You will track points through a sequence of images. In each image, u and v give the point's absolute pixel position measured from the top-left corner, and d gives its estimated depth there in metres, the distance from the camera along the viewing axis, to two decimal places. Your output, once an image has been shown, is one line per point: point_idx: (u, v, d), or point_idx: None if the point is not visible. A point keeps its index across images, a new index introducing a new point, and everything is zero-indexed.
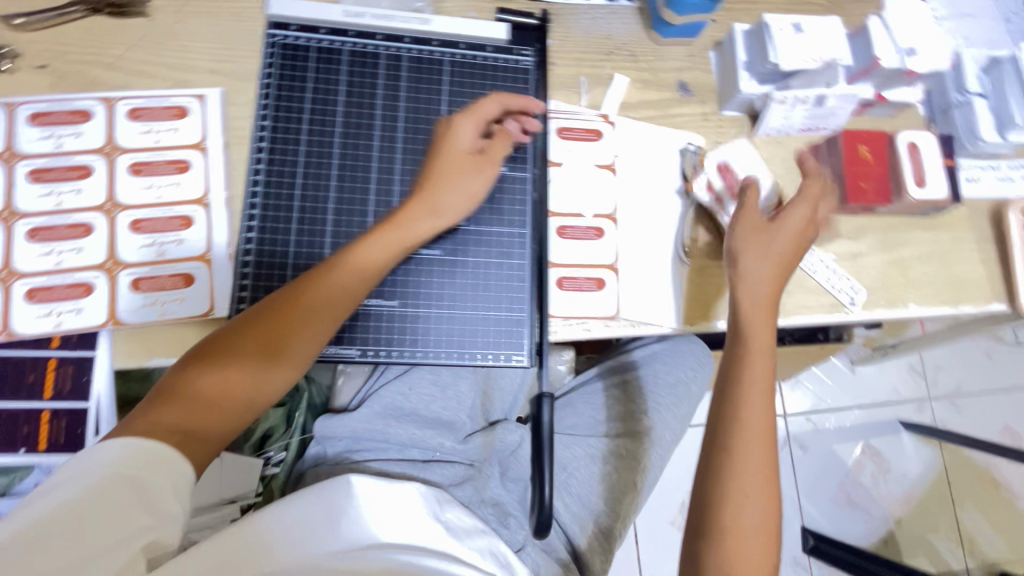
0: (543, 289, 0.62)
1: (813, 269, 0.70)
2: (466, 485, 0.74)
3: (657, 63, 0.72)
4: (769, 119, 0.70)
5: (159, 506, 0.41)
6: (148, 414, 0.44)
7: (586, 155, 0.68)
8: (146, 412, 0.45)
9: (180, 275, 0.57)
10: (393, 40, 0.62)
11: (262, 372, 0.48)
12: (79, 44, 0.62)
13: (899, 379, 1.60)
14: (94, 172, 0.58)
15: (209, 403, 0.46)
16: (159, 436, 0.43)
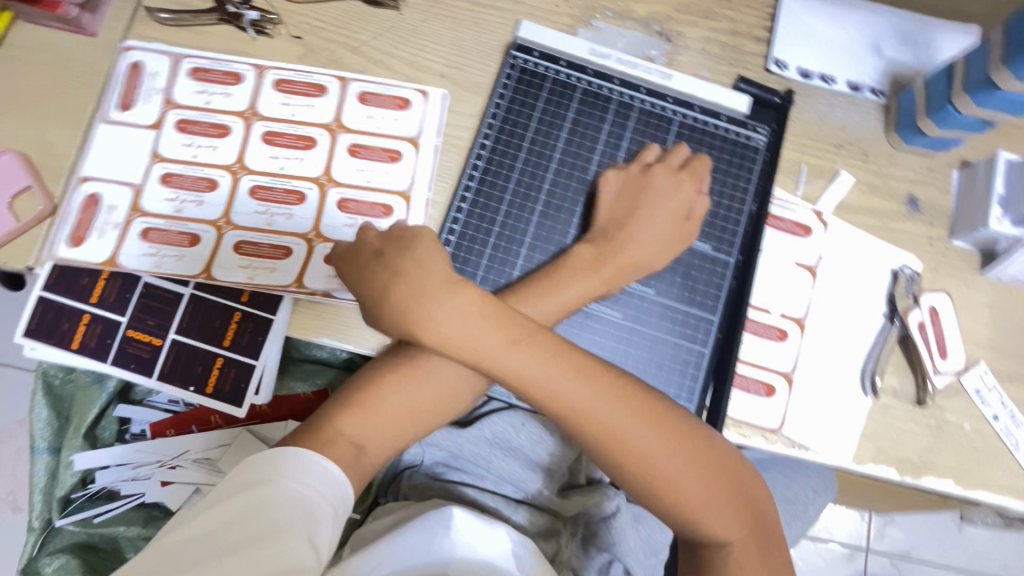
0: (721, 382, 0.59)
1: (1015, 444, 0.61)
2: (551, 539, 0.73)
3: (889, 168, 0.66)
4: (1009, 264, 0.61)
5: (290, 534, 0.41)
6: (336, 420, 0.50)
7: (789, 249, 0.63)
8: (335, 418, 0.50)
9: None
10: (630, 88, 0.63)
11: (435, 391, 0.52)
12: (333, 23, 0.65)
13: (1013, 556, 1.40)
14: (317, 145, 0.61)
15: (403, 413, 0.52)
16: (340, 446, 0.48)
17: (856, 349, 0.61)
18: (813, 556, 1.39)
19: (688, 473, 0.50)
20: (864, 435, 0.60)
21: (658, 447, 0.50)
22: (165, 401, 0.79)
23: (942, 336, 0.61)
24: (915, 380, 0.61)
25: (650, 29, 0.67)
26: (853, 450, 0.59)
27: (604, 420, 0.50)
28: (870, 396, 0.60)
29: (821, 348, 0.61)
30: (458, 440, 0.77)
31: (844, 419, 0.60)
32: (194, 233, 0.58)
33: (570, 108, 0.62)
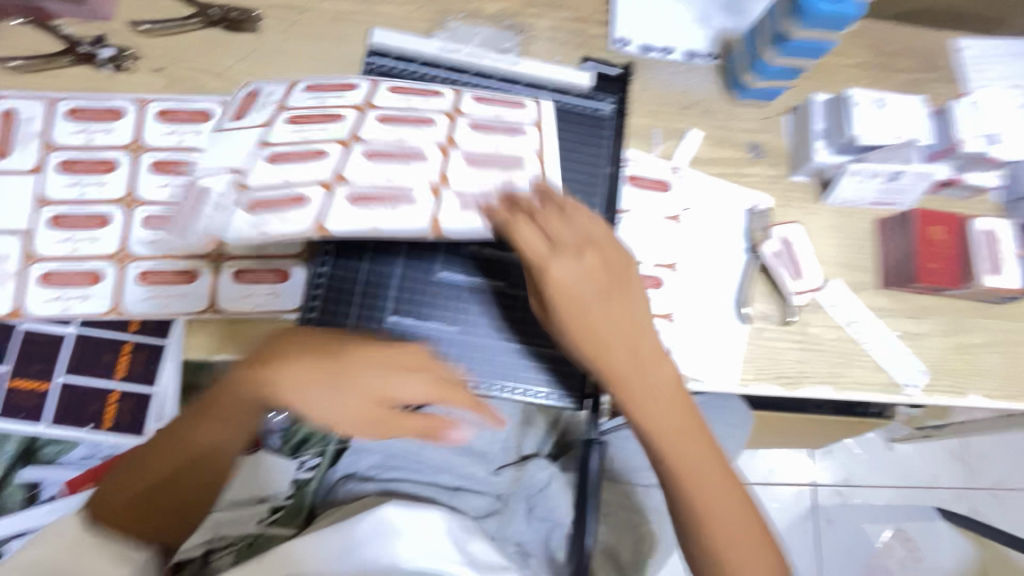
0: None
1: (873, 345, 0.68)
2: (491, 518, 0.76)
3: (730, 121, 0.74)
4: (839, 189, 0.70)
5: None
6: (187, 428, 0.51)
7: (653, 205, 0.69)
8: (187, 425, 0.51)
9: (276, 271, 0.60)
10: (482, 77, 0.66)
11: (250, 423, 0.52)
12: (194, 52, 0.67)
13: (938, 464, 1.53)
14: (208, 168, 0.62)
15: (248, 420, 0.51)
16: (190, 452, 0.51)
17: (726, 284, 0.68)
18: (765, 500, 1.47)
19: (704, 464, 0.53)
20: (745, 359, 0.66)
21: (685, 446, 0.52)
22: (79, 457, 0.76)
23: (796, 259, 0.68)
24: (779, 301, 0.68)
25: (502, 25, 0.73)
26: (736, 373, 0.65)
27: (672, 428, 0.52)
28: (743, 322, 0.67)
29: (693, 287, 0.68)
30: (389, 440, 0.77)
31: (725, 348, 0.66)
32: (93, 271, 0.57)
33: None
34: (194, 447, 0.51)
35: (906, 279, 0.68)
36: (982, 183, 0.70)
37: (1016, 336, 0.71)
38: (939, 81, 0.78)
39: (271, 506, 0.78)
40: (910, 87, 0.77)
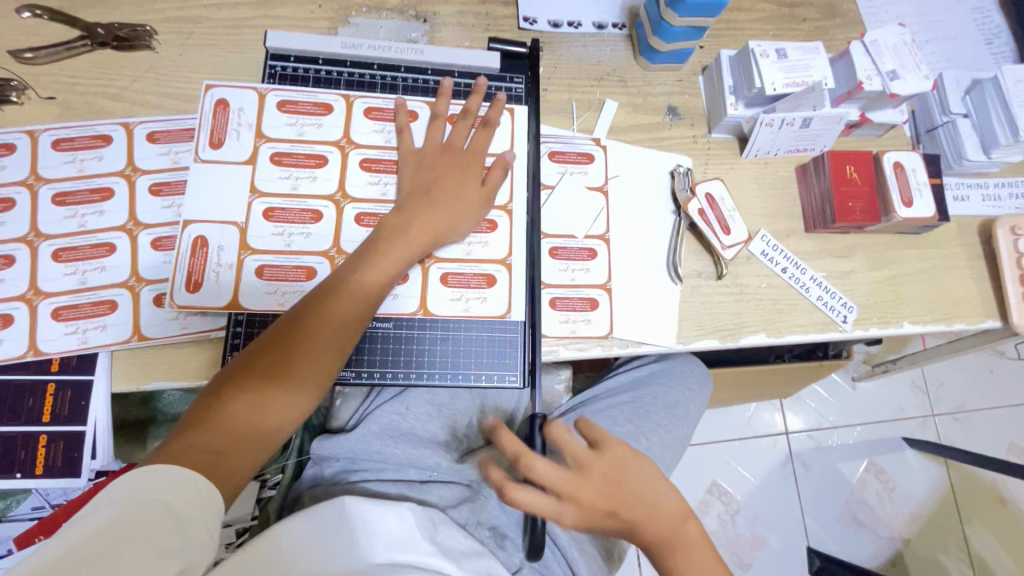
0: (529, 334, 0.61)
1: (805, 288, 0.70)
2: (462, 506, 0.74)
3: (645, 88, 0.74)
4: (756, 141, 0.71)
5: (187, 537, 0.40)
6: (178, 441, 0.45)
7: (576, 178, 0.69)
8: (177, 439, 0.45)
9: None
10: (390, 69, 0.66)
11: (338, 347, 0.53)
12: (86, 76, 0.64)
13: (901, 396, 1.58)
14: (116, 194, 0.60)
15: (251, 421, 0.48)
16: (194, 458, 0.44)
17: (658, 246, 0.69)
18: (742, 454, 1.50)
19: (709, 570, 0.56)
20: (684, 317, 0.67)
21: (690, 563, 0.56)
22: (30, 511, 0.74)
23: (722, 217, 0.69)
24: (711, 259, 0.69)
25: (406, 15, 0.71)
26: (676, 331, 0.67)
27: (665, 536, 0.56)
28: (676, 282, 0.68)
29: (626, 254, 0.68)
30: (348, 445, 0.76)
31: (664, 311, 0.67)
32: (4, 313, 0.56)
33: (337, 107, 0.63)
34: (278, 374, 0.50)
35: (827, 221, 0.70)
36: (889, 121, 0.72)
37: (937, 262, 0.74)
38: (842, 27, 0.80)
39: (237, 529, 0.74)
40: (815, 34, 0.79)
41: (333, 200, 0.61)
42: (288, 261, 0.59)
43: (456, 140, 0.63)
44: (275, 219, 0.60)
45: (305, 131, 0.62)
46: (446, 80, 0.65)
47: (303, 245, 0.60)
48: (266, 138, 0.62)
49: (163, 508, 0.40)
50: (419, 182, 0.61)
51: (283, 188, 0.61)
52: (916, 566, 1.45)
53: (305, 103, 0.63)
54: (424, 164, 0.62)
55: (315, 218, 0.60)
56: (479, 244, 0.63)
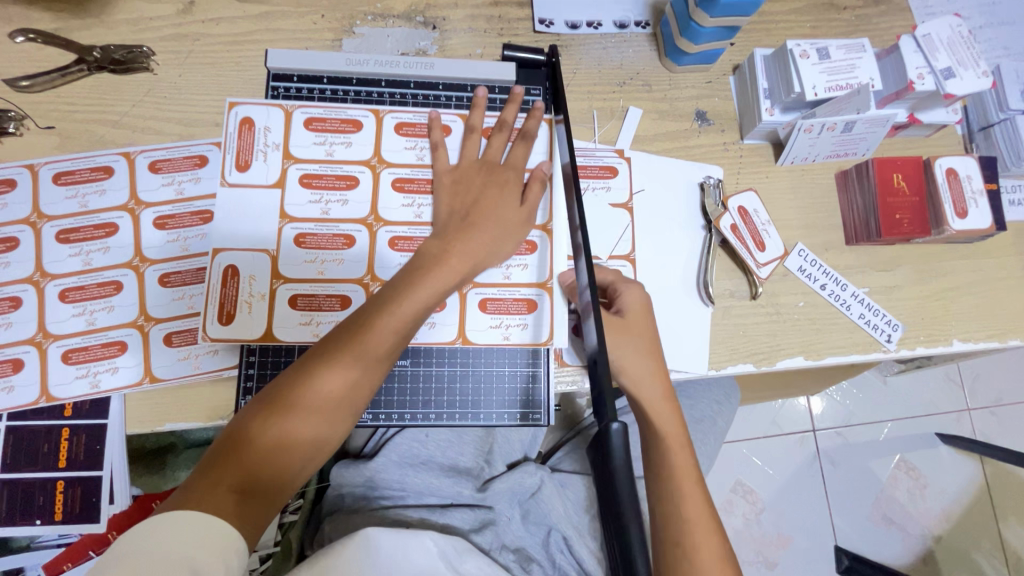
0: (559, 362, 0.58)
1: (846, 306, 0.66)
2: (486, 530, 0.73)
3: (672, 92, 0.69)
4: (792, 148, 0.66)
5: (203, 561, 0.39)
6: (206, 477, 0.43)
7: (598, 194, 0.65)
8: (205, 474, 0.43)
9: None
10: (398, 86, 0.62)
11: (368, 381, 0.50)
12: (84, 102, 0.61)
13: (935, 390, 1.51)
14: (120, 229, 0.58)
15: (284, 450, 0.46)
16: (216, 499, 0.42)
17: (686, 266, 0.65)
18: (768, 451, 1.45)
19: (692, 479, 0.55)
20: (716, 340, 0.64)
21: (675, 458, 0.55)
22: (56, 537, 0.74)
23: (756, 231, 0.65)
24: (745, 278, 0.65)
25: (415, 22, 0.67)
26: (707, 357, 0.63)
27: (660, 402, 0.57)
28: (707, 305, 0.64)
29: (653, 275, 0.64)
30: (367, 472, 0.74)
31: (697, 336, 0.64)
32: (14, 357, 0.54)
33: (366, 124, 0.60)
34: (306, 409, 0.47)
35: (871, 234, 0.65)
36: (939, 121, 0.66)
37: (990, 273, 0.68)
38: (887, 15, 0.73)
39: (260, 556, 0.74)
40: (858, 24, 0.72)
41: (365, 223, 0.58)
42: (322, 290, 0.56)
43: (493, 155, 0.58)
44: (307, 246, 0.57)
45: (335, 148, 0.59)
46: (481, 90, 0.60)
47: (338, 271, 0.57)
48: (293, 160, 0.58)
49: (179, 564, 0.38)
50: (456, 205, 0.56)
51: (314, 211, 0.57)
52: (946, 563, 1.41)
53: (333, 119, 0.59)
54: (460, 184, 0.57)
55: (348, 243, 0.57)
56: (518, 267, 0.58)
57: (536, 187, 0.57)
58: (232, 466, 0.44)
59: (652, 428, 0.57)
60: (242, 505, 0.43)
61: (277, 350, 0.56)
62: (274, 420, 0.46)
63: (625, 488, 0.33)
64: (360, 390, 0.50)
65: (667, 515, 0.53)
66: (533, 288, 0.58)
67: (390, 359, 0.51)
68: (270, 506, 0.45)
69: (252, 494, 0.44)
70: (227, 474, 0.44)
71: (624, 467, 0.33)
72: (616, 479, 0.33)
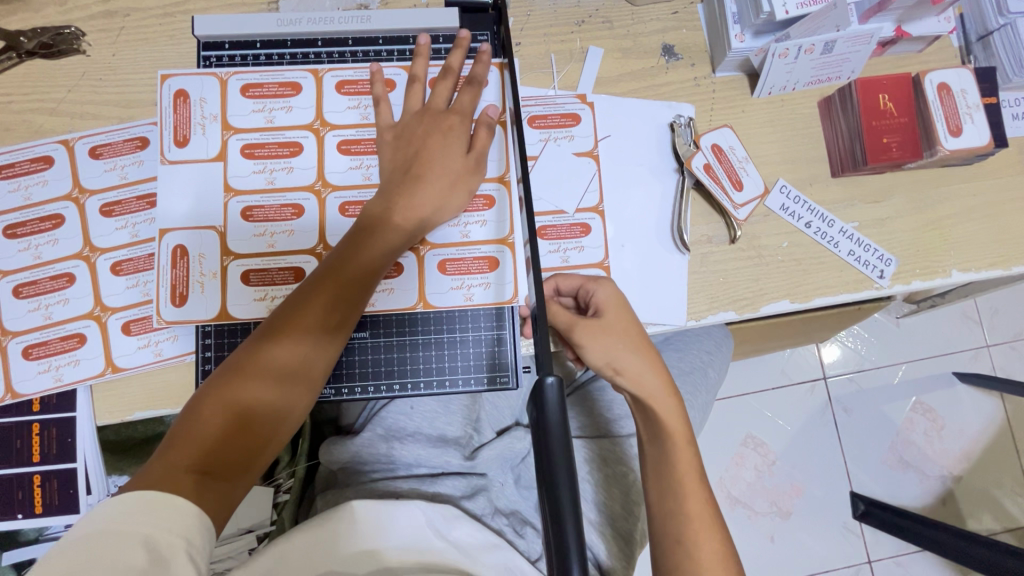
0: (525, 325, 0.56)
1: (834, 243, 0.62)
2: (478, 496, 0.70)
3: (635, 27, 0.64)
4: (768, 76, 0.61)
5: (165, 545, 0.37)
6: (162, 460, 0.42)
7: (561, 143, 0.62)
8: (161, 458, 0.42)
9: None
10: (335, 44, 0.58)
11: (321, 347, 0.48)
12: (17, 92, 0.59)
13: (951, 329, 1.45)
14: (67, 220, 0.56)
15: (243, 427, 0.45)
16: (173, 482, 0.41)
17: (659, 213, 0.62)
18: (779, 403, 1.41)
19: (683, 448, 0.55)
20: (695, 289, 0.61)
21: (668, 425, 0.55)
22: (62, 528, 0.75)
23: (732, 170, 0.61)
24: (723, 221, 0.61)
25: None
26: (685, 308, 0.60)
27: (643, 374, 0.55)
28: (683, 252, 0.61)
29: (623, 227, 0.61)
30: (353, 447, 0.73)
31: (676, 285, 0.60)
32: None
33: (305, 85, 0.57)
34: (260, 381, 0.46)
35: (857, 164, 0.60)
36: (931, 32, 0.60)
37: (992, 196, 0.63)
38: None
39: (258, 535, 0.75)
40: None
41: (312, 190, 0.55)
42: (274, 263, 0.54)
43: (438, 103, 0.55)
44: (255, 219, 0.55)
45: (274, 116, 0.56)
46: (423, 37, 0.57)
47: (289, 243, 0.55)
48: (233, 130, 0.56)
49: (136, 540, 0.37)
50: (400, 160, 0.53)
51: (258, 181, 0.55)
52: (967, 503, 1.38)
53: (270, 84, 0.56)
54: (403, 139, 0.54)
55: (297, 212, 0.55)
56: (476, 223, 0.56)
57: (485, 131, 0.54)
58: (187, 448, 0.43)
59: (653, 424, 0.55)
60: (204, 485, 0.42)
61: (232, 330, 0.54)
62: (229, 396, 0.45)
63: (557, 442, 0.34)
64: (316, 358, 0.48)
65: (670, 515, 0.52)
66: (491, 245, 0.56)
67: (347, 324, 0.50)
68: (236, 485, 0.44)
69: (212, 473, 0.43)
70: (183, 456, 0.42)
71: (557, 423, 0.34)
72: (550, 434, 0.34)
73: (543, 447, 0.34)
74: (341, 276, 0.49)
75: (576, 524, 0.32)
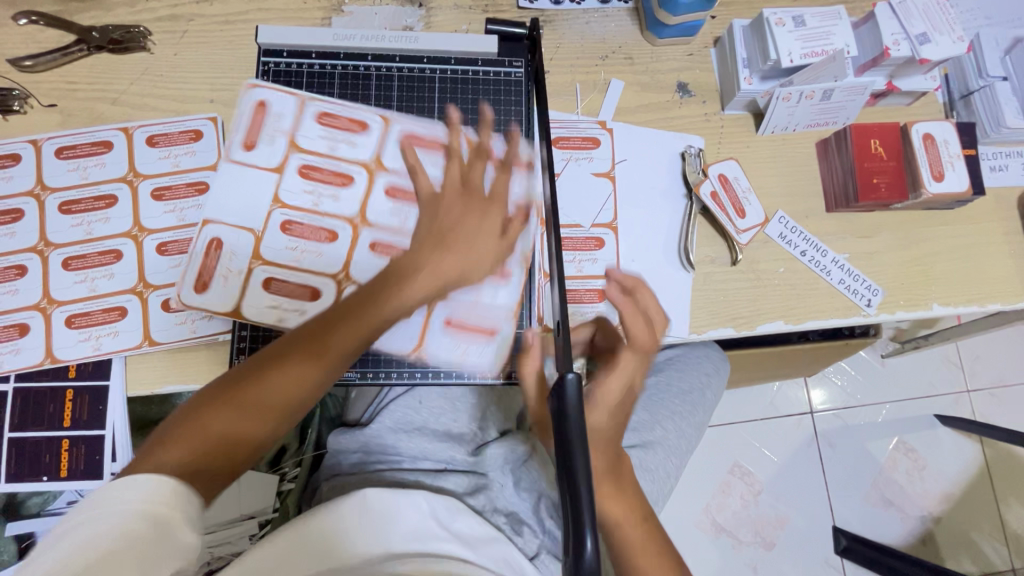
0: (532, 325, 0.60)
1: (826, 271, 0.67)
2: (479, 494, 0.72)
3: (654, 65, 0.71)
4: (772, 116, 0.67)
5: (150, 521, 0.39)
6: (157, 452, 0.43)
7: (582, 163, 0.67)
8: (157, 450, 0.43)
9: None
10: (384, 60, 0.64)
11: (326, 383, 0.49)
12: (84, 81, 0.64)
13: (934, 371, 1.50)
14: (120, 200, 0.60)
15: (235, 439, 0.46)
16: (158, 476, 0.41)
17: (667, 233, 0.67)
18: (767, 434, 1.45)
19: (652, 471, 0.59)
20: (698, 306, 0.65)
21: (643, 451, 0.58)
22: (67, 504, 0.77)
23: (735, 199, 0.67)
24: (726, 244, 0.67)
25: None
26: (687, 322, 0.65)
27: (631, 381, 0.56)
28: (687, 269, 0.65)
29: (633, 243, 0.66)
30: (362, 437, 0.76)
31: (680, 300, 0.65)
32: (20, 322, 0.57)
33: (373, 127, 0.62)
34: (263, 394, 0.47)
35: (850, 200, 0.66)
36: (918, 88, 0.67)
37: (971, 239, 0.69)
38: None
39: (258, 522, 0.78)
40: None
41: (352, 220, 0.60)
42: (296, 276, 0.59)
43: (473, 173, 0.58)
44: (291, 233, 0.59)
45: (335, 142, 0.61)
46: (457, 111, 0.64)
47: (315, 263, 0.59)
48: (296, 148, 0.60)
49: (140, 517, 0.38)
50: (437, 212, 0.56)
51: (303, 201, 0.60)
52: (945, 544, 1.41)
53: (343, 116, 0.62)
54: (443, 199, 0.57)
55: (330, 237, 0.59)
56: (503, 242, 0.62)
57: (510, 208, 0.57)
58: (183, 445, 0.44)
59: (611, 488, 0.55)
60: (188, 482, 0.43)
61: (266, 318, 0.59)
62: (232, 410, 0.46)
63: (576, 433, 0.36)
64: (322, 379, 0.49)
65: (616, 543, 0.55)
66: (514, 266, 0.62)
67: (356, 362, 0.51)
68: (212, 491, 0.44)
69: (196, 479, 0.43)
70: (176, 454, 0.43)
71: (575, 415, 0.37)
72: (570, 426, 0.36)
73: (563, 431, 0.36)
74: (363, 313, 0.51)
75: (593, 524, 0.34)
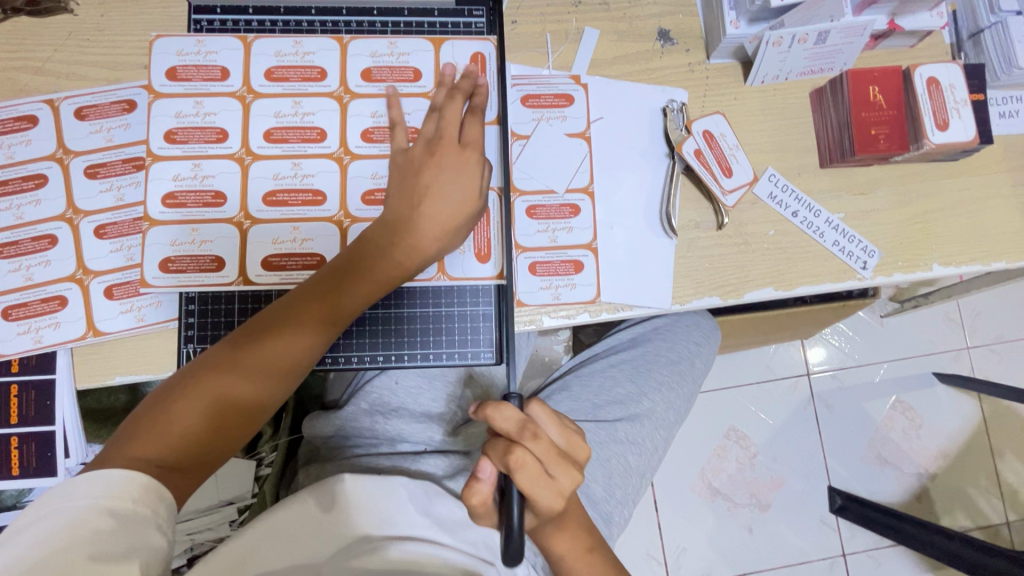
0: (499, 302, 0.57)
1: (820, 233, 0.62)
2: (460, 476, 0.67)
3: (632, 10, 0.64)
4: (763, 64, 0.61)
5: (138, 533, 0.37)
6: (128, 444, 0.42)
7: (553, 123, 0.62)
8: (126, 442, 0.42)
9: None
10: (329, 13, 0.58)
11: (297, 362, 0.48)
12: (1, 48, 0.58)
13: (935, 329, 1.46)
14: (50, 180, 0.56)
15: (199, 431, 0.44)
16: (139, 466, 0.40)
17: (650, 197, 0.62)
18: (761, 397, 1.41)
19: None
20: (683, 274, 0.61)
21: None
22: None
23: (722, 156, 0.62)
24: (711, 207, 0.62)
25: None
26: (670, 292, 0.61)
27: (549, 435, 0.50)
28: (670, 236, 0.61)
29: (613, 209, 0.62)
30: (338, 420, 0.73)
31: (664, 268, 0.61)
32: None
33: (329, 51, 0.57)
34: (227, 384, 0.45)
35: (845, 154, 0.60)
36: (923, 27, 0.61)
37: (976, 192, 0.64)
38: None
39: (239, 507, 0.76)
40: None
41: (335, 156, 0.55)
42: (193, 185, 0.54)
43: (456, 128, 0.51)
44: (179, 141, 0.55)
45: (284, 59, 0.56)
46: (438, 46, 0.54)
47: (212, 165, 0.54)
48: (250, 40, 0.56)
49: (99, 511, 0.37)
50: (405, 181, 0.51)
51: (283, 164, 0.55)
52: (941, 502, 1.38)
53: (298, 54, 0.56)
54: (412, 159, 0.51)
55: (220, 137, 0.55)
56: None
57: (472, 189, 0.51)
58: (158, 440, 0.43)
59: None
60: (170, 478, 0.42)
61: (216, 298, 0.54)
62: (197, 406, 0.44)
63: None
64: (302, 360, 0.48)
65: None
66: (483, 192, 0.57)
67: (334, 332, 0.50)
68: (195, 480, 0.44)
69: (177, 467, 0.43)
70: (150, 447, 0.42)
71: None
72: None
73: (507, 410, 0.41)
74: (331, 291, 0.49)
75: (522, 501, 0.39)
